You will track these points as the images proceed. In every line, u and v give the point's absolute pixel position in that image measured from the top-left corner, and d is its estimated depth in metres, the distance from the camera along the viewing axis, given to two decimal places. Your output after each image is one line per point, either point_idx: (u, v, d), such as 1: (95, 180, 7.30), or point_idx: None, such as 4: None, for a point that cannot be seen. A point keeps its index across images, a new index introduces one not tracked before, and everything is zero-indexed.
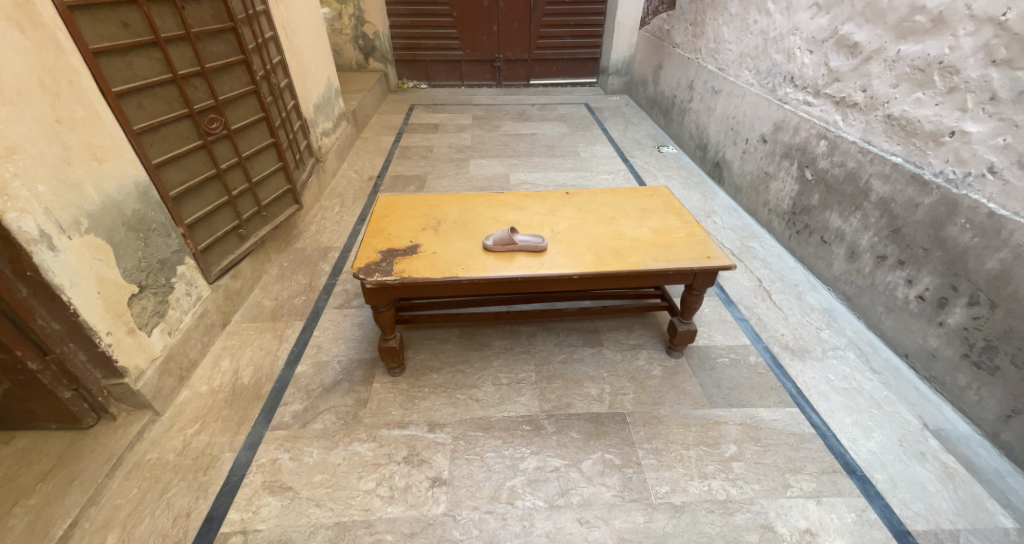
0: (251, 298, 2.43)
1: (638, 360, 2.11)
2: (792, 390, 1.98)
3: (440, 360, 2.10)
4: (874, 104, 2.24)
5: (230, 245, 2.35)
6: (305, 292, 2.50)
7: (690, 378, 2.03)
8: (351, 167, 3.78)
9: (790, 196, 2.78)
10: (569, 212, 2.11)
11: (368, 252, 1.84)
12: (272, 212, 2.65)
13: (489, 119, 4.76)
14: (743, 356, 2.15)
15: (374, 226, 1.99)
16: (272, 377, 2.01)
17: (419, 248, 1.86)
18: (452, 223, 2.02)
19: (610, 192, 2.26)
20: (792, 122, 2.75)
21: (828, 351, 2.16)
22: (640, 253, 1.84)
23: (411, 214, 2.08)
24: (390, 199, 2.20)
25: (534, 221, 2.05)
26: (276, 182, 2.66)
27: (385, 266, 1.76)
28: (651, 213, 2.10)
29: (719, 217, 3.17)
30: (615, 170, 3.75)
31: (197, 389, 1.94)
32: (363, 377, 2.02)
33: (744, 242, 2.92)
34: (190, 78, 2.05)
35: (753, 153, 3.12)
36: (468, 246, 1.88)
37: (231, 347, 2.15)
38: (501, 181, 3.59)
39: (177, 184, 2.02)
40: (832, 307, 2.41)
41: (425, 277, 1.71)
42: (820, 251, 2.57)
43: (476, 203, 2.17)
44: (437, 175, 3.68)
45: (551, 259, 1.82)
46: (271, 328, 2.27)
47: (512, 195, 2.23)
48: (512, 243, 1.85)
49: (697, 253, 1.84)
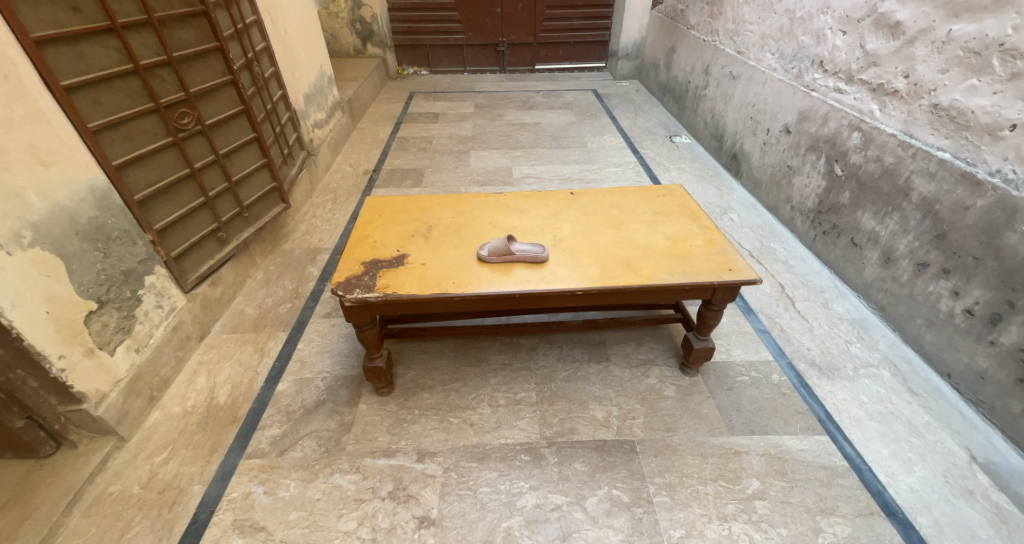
0: (233, 306, 2.27)
1: (649, 378, 1.93)
2: (821, 415, 1.78)
3: (432, 377, 1.93)
4: (919, 92, 2.00)
5: (209, 251, 2.18)
6: (291, 299, 2.33)
7: (707, 400, 1.84)
8: (346, 160, 3.58)
9: (816, 193, 2.55)
10: (573, 216, 1.91)
11: (350, 264, 1.66)
12: (256, 213, 2.48)
13: (491, 107, 4.53)
14: (765, 374, 1.95)
15: (358, 233, 1.80)
16: (250, 397, 1.85)
17: (406, 259, 1.68)
18: (444, 229, 1.84)
19: (618, 192, 2.05)
20: (820, 112, 2.50)
21: (860, 369, 1.96)
22: (652, 265, 1.64)
23: (400, 219, 1.89)
24: (378, 200, 2.01)
25: (535, 226, 1.85)
26: (259, 180, 2.48)
27: (368, 280, 1.58)
28: (664, 216, 1.89)
29: (737, 214, 2.94)
30: (625, 162, 3.52)
31: (169, 410, 1.79)
32: (348, 397, 1.86)
33: (763, 243, 2.69)
34: (156, 68, 1.86)
35: (775, 144, 2.88)
36: (461, 256, 1.70)
37: (209, 362, 1.99)
38: (503, 174, 3.38)
39: (144, 186, 1.84)
40: (862, 317, 2.20)
41: (411, 294, 1.53)
42: (850, 254, 2.35)
43: (472, 205, 1.98)
44: (436, 168, 3.47)
45: (553, 272, 1.63)
46: (253, 339, 2.11)
47: (511, 195, 2.04)
48: (509, 254, 1.66)
49: (717, 264, 1.64)
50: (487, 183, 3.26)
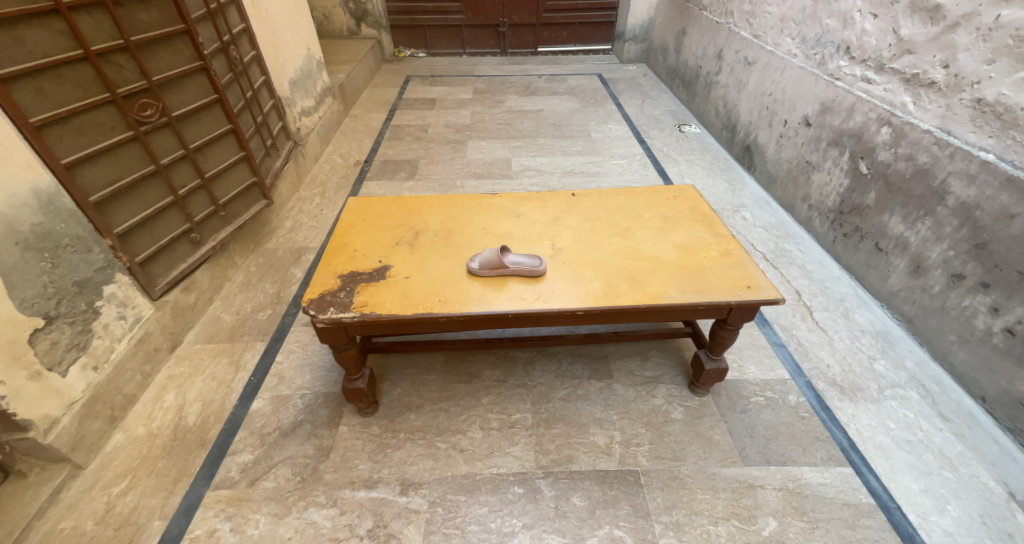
0: (209, 312, 2.11)
1: (655, 399, 1.78)
2: (844, 443, 1.64)
3: (420, 396, 1.78)
4: (959, 84, 1.80)
5: (180, 254, 2.02)
6: (271, 305, 2.17)
7: (718, 424, 1.69)
8: (336, 150, 3.38)
9: (838, 192, 2.36)
10: (575, 221, 1.74)
11: (326, 277, 1.49)
12: (234, 211, 2.30)
13: (491, 93, 4.30)
14: (782, 395, 1.79)
15: (337, 240, 1.63)
16: (222, 417, 1.71)
17: (389, 271, 1.51)
18: (432, 235, 1.67)
19: (624, 193, 1.88)
20: (845, 103, 2.30)
21: (885, 390, 1.81)
22: (662, 281, 1.47)
23: (385, 222, 1.72)
24: (361, 201, 1.83)
25: (532, 233, 1.68)
26: (238, 175, 2.30)
27: (344, 297, 1.41)
28: (674, 223, 1.72)
29: (750, 213, 2.75)
30: (631, 154, 3.31)
31: (132, 432, 1.66)
32: (328, 417, 1.71)
33: (778, 245, 2.51)
34: (111, 54, 1.67)
35: (792, 137, 2.67)
36: (449, 268, 1.53)
37: (179, 376, 1.84)
38: (501, 166, 3.18)
39: (103, 187, 1.67)
40: (886, 330, 2.03)
41: (392, 314, 1.37)
42: (873, 260, 2.17)
43: (463, 208, 1.80)
44: (431, 159, 3.27)
45: (551, 288, 1.46)
46: (228, 351, 1.95)
47: (506, 196, 1.86)
48: (502, 267, 1.49)
49: (733, 280, 1.47)
50: (484, 177, 3.06)
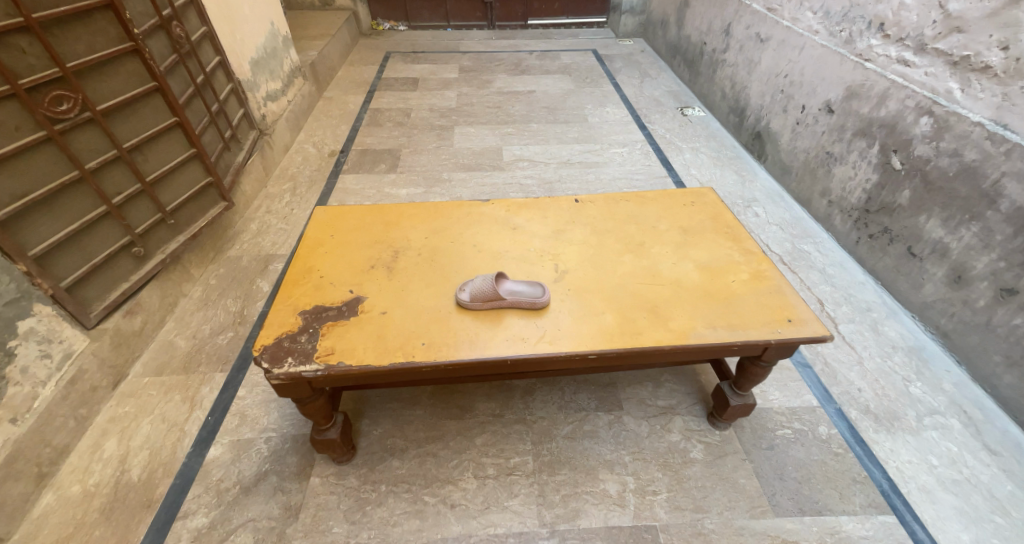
0: (160, 336, 1.84)
1: (672, 435, 1.57)
2: (885, 485, 1.46)
3: (404, 437, 1.56)
4: (1021, 69, 1.56)
5: (120, 272, 1.73)
6: (232, 325, 1.90)
7: (743, 465, 1.50)
8: (309, 137, 3.02)
9: (864, 188, 2.12)
10: (579, 234, 1.49)
11: (285, 314, 1.23)
12: (187, 216, 2.00)
13: (478, 72, 3.96)
14: (811, 426, 1.60)
15: (300, 264, 1.37)
16: (172, 469, 1.48)
17: (362, 305, 1.26)
18: (414, 256, 1.41)
19: (635, 199, 1.63)
20: (876, 89, 2.05)
21: (924, 418, 1.62)
22: (686, 313, 1.24)
23: (358, 238, 1.46)
24: (330, 213, 1.56)
25: (530, 251, 1.43)
26: (188, 176, 2.00)
27: (306, 343, 1.16)
28: (694, 236, 1.48)
29: (762, 207, 2.51)
30: (632, 141, 3.02)
31: (65, 491, 1.43)
32: (297, 467, 1.49)
33: (795, 245, 2.28)
34: (10, 36, 1.35)
35: (811, 124, 2.42)
36: (433, 300, 1.28)
37: (123, 418, 1.60)
38: (492, 155, 2.87)
39: (10, 201, 1.38)
40: (920, 345, 1.84)
41: (364, 365, 1.12)
42: (904, 266, 1.96)
43: (449, 220, 1.54)
44: (414, 147, 2.94)
45: (555, 324, 1.22)
46: (181, 385, 1.70)
47: (499, 204, 1.61)
48: (497, 299, 1.24)
49: (769, 311, 1.24)
50: (474, 168, 2.74)
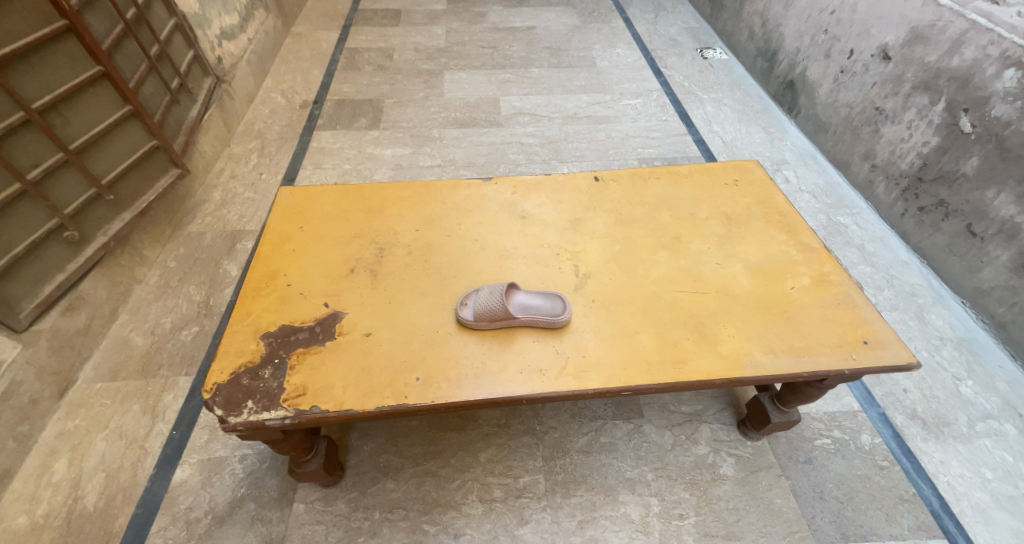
0: (112, 332, 1.59)
1: (699, 447, 1.41)
2: (935, 505, 1.33)
3: (399, 453, 1.38)
4: None
5: (52, 261, 1.45)
6: (196, 318, 1.66)
7: (779, 483, 1.35)
8: (276, 84, 2.62)
9: (918, 152, 1.84)
10: (602, 224, 1.23)
11: (243, 338, 0.99)
12: (132, 188, 1.70)
13: (469, 4, 3.46)
14: (852, 434, 1.45)
15: (261, 268, 1.11)
16: (134, 496, 1.29)
17: (340, 324, 1.01)
18: (402, 255, 1.15)
19: (666, 176, 1.35)
20: (951, 31, 1.72)
21: (976, 423, 1.47)
22: (739, 333, 1.02)
23: (332, 231, 1.20)
24: (296, 197, 1.27)
25: (544, 248, 1.18)
26: (125, 139, 1.67)
27: (270, 381, 0.92)
28: (740, 226, 1.23)
29: (793, 170, 2.22)
30: (646, 90, 2.66)
31: (8, 524, 1.24)
32: (279, 492, 1.31)
33: (831, 217, 2.02)
34: None
35: (858, 73, 2.08)
36: (428, 317, 1.04)
37: (74, 434, 1.39)
38: (488, 106, 2.51)
39: None
40: (970, 336, 1.66)
41: (345, 411, 0.90)
42: (959, 245, 1.73)
43: (444, 206, 1.27)
44: (398, 96, 2.57)
45: (579, 348, 1.00)
46: (140, 393, 1.48)
47: (503, 183, 1.33)
48: (506, 318, 1.00)
49: (839, 329, 1.02)
50: (468, 124, 2.40)
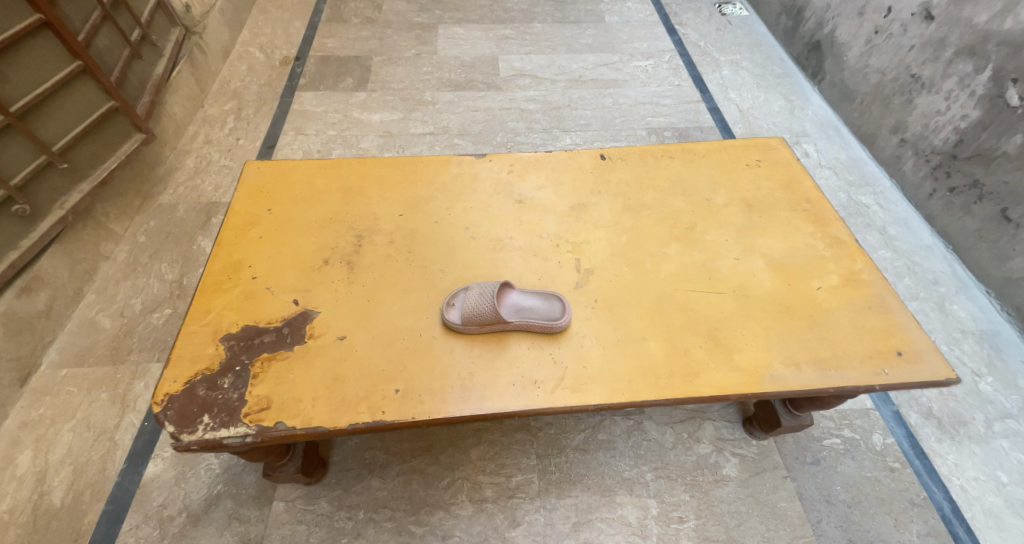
0: (78, 313, 1.48)
1: (702, 446, 1.34)
2: (946, 510, 1.26)
3: (385, 449, 1.30)
4: None
5: (3, 238, 1.32)
6: (169, 299, 1.55)
7: (785, 485, 1.28)
8: (254, 37, 2.39)
9: (955, 127, 1.68)
10: (608, 210, 1.10)
11: (201, 341, 0.88)
12: (90, 156, 1.54)
13: None
14: (864, 434, 1.37)
15: (224, 258, 0.99)
16: (103, 492, 1.22)
17: (310, 326, 0.90)
18: (383, 244, 1.03)
19: (681, 155, 1.21)
20: None
21: (994, 424, 1.39)
22: (758, 341, 0.91)
23: (305, 214, 1.07)
24: (266, 174, 1.13)
25: (542, 237, 1.05)
26: (77, 99, 1.50)
27: (229, 392, 0.82)
28: (763, 215, 1.10)
29: (814, 143, 2.06)
30: (658, 50, 2.44)
31: None
32: (258, 490, 1.24)
33: (852, 196, 1.89)
34: None
35: (895, 35, 1.89)
36: (410, 318, 0.93)
37: (38, 424, 1.30)
38: (486, 67, 2.31)
39: None
40: (993, 329, 1.56)
41: (314, 428, 0.80)
42: (990, 231, 1.60)
43: (431, 187, 1.13)
44: (388, 53, 2.35)
45: (579, 357, 0.89)
46: (109, 380, 1.38)
47: (499, 160, 1.19)
48: (498, 322, 0.89)
49: (869, 338, 0.92)
50: (464, 87, 2.21)
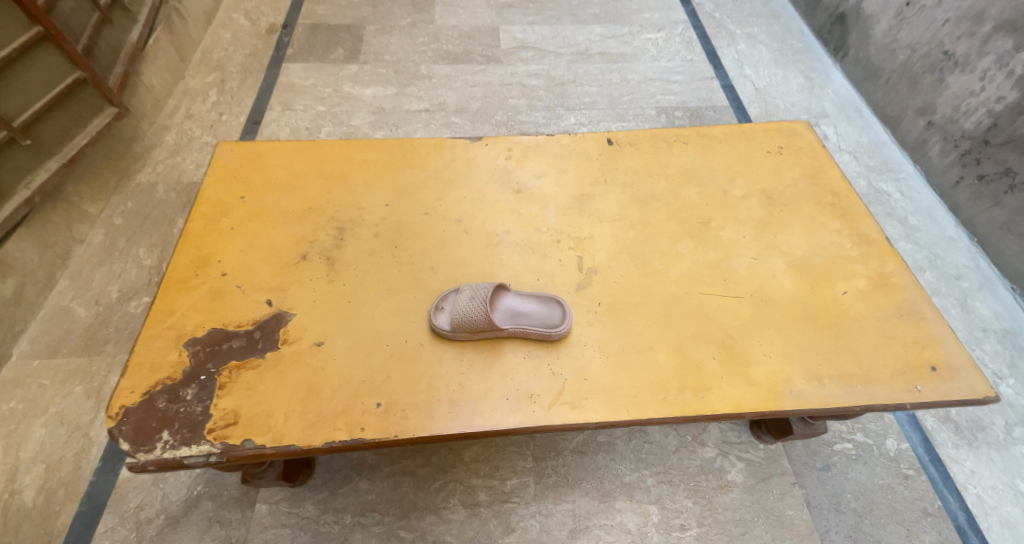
0: (51, 301, 1.40)
1: (707, 450, 1.27)
2: (961, 520, 1.20)
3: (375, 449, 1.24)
4: None
5: None
6: (147, 285, 1.47)
7: (793, 492, 1.22)
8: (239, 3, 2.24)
9: (989, 110, 1.56)
10: (614, 202, 1.01)
11: (163, 346, 0.80)
12: (57, 132, 1.44)
13: None
14: (877, 439, 1.30)
15: (191, 252, 0.90)
16: (78, 492, 1.16)
17: (284, 331, 0.82)
18: (367, 238, 0.93)
19: (696, 140, 1.11)
20: None
21: (1013, 429, 1.32)
22: (777, 353, 0.83)
23: (282, 202, 0.97)
24: (240, 157, 1.03)
25: (542, 232, 0.96)
26: (38, 69, 1.38)
27: (192, 405, 0.74)
28: (784, 209, 1.01)
29: (834, 124, 1.94)
30: (670, 22, 2.29)
31: None
32: (240, 491, 1.18)
33: (872, 183, 1.78)
34: None
35: (928, 7, 1.74)
36: (395, 322, 0.84)
37: (9, 419, 1.24)
38: (486, 38, 2.17)
39: None
40: (1017, 328, 1.47)
41: (285, 447, 0.72)
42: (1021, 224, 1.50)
43: (422, 174, 1.03)
44: (382, 22, 2.20)
45: (580, 368, 0.81)
46: (84, 372, 1.31)
47: (496, 144, 1.09)
48: (491, 329, 0.81)
49: (900, 350, 0.83)
50: (462, 59, 2.07)
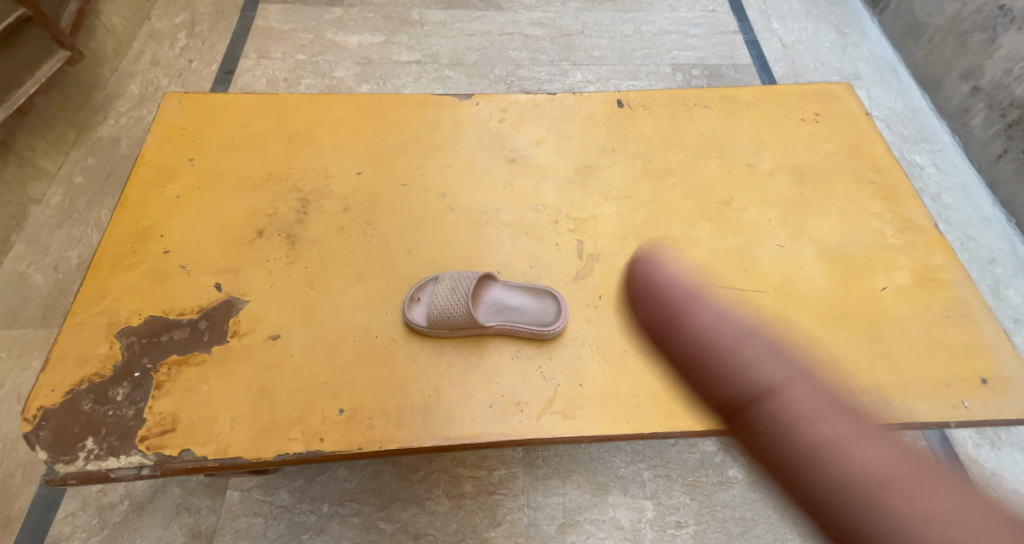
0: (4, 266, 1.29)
1: (709, 444, 1.19)
2: None
3: None
4: None
5: None
6: None
7: None
8: None
9: None
10: (622, 176, 0.87)
11: (93, 336, 0.69)
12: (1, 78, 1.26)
13: None
14: None
15: (130, 225, 0.77)
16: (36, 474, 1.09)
17: (233, 321, 0.71)
18: (334, 212, 0.81)
19: (719, 104, 0.96)
20: None
21: None
22: (803, 359, 0.72)
23: (238, 168, 0.84)
24: (192, 113, 0.89)
25: (538, 209, 0.83)
26: None
27: (123, 408, 0.64)
28: (818, 188, 0.87)
29: (866, 88, 1.76)
30: None
31: None
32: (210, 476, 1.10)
33: (905, 154, 1.62)
34: None
35: None
36: (363, 313, 0.73)
37: None
38: None
39: None
40: None
41: (230, 460, 0.62)
42: None
43: (400, 137, 0.89)
44: None
45: (575, 371, 0.70)
46: (41, 345, 1.22)
47: (488, 103, 0.94)
48: (474, 326, 0.70)
49: (944, 358, 0.72)
50: (458, 4, 1.86)
